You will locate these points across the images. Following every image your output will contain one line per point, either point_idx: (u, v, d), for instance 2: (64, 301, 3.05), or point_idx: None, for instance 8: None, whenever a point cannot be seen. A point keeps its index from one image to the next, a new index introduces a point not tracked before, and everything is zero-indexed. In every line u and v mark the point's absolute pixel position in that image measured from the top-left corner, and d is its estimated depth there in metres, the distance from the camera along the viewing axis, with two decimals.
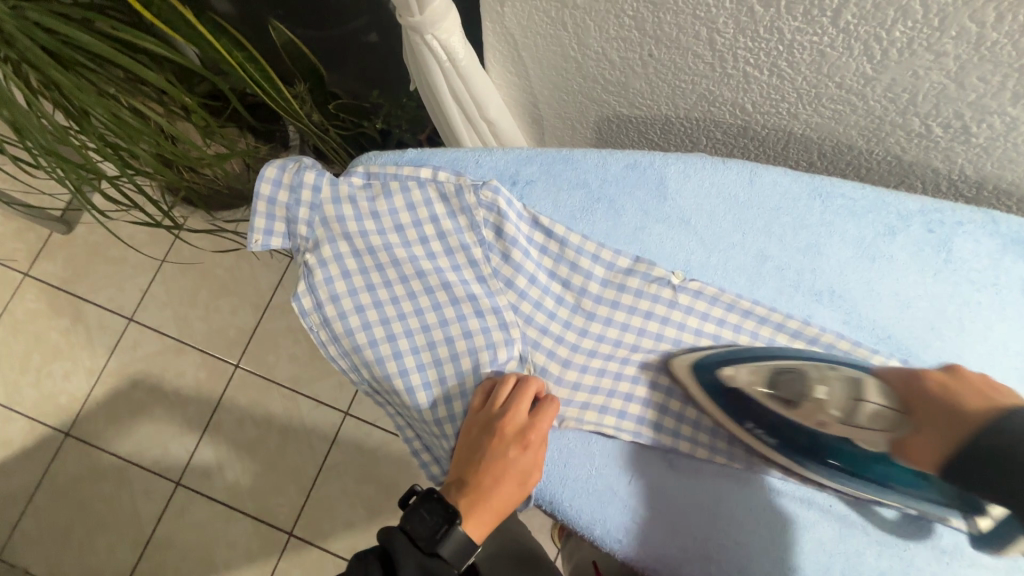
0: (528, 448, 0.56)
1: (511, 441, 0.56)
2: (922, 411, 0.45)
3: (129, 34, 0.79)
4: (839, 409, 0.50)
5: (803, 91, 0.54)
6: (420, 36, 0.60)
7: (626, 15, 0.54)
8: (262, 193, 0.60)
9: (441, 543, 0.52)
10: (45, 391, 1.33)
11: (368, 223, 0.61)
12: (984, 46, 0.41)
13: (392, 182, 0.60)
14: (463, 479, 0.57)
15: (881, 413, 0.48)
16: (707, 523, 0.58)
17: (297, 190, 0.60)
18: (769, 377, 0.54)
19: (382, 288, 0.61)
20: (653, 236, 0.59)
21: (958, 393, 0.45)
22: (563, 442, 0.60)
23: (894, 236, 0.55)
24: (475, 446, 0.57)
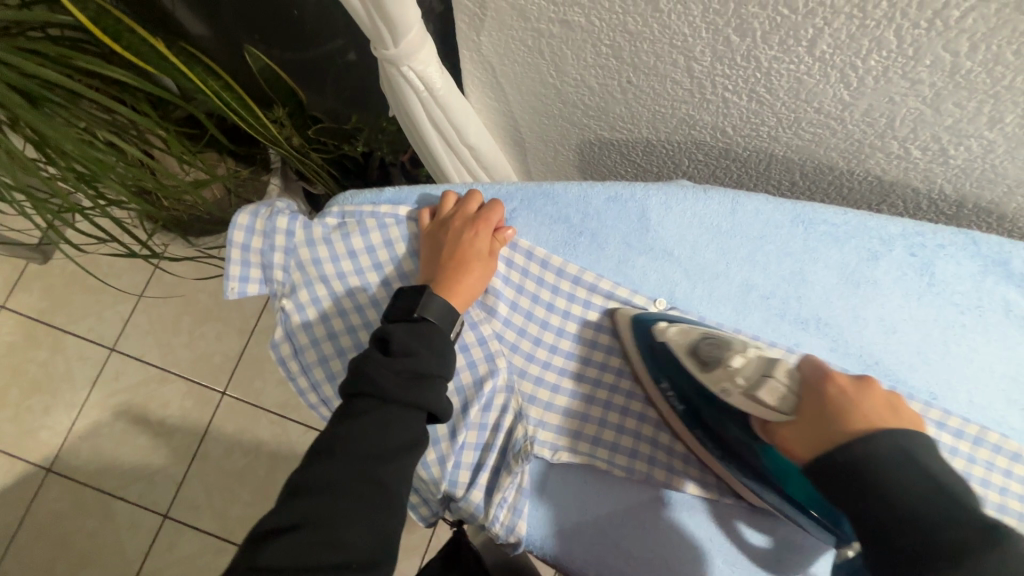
0: (479, 241, 0.56)
1: (463, 236, 0.56)
2: (815, 411, 0.45)
3: (99, 67, 0.78)
4: (746, 379, 0.51)
5: (782, 115, 0.54)
6: (396, 68, 0.59)
7: (604, 44, 0.54)
8: (235, 241, 0.59)
9: (425, 307, 0.54)
10: (24, 426, 1.29)
11: (344, 261, 0.59)
12: (958, 74, 0.41)
13: (368, 221, 0.59)
14: (431, 272, 0.57)
15: (783, 393, 0.48)
16: (700, 560, 0.59)
17: (271, 236, 0.59)
18: (693, 341, 0.55)
19: (364, 328, 0.60)
20: (637, 266, 0.58)
21: (854, 405, 0.44)
22: (555, 477, 0.61)
23: (878, 260, 0.54)
24: (436, 242, 0.57)
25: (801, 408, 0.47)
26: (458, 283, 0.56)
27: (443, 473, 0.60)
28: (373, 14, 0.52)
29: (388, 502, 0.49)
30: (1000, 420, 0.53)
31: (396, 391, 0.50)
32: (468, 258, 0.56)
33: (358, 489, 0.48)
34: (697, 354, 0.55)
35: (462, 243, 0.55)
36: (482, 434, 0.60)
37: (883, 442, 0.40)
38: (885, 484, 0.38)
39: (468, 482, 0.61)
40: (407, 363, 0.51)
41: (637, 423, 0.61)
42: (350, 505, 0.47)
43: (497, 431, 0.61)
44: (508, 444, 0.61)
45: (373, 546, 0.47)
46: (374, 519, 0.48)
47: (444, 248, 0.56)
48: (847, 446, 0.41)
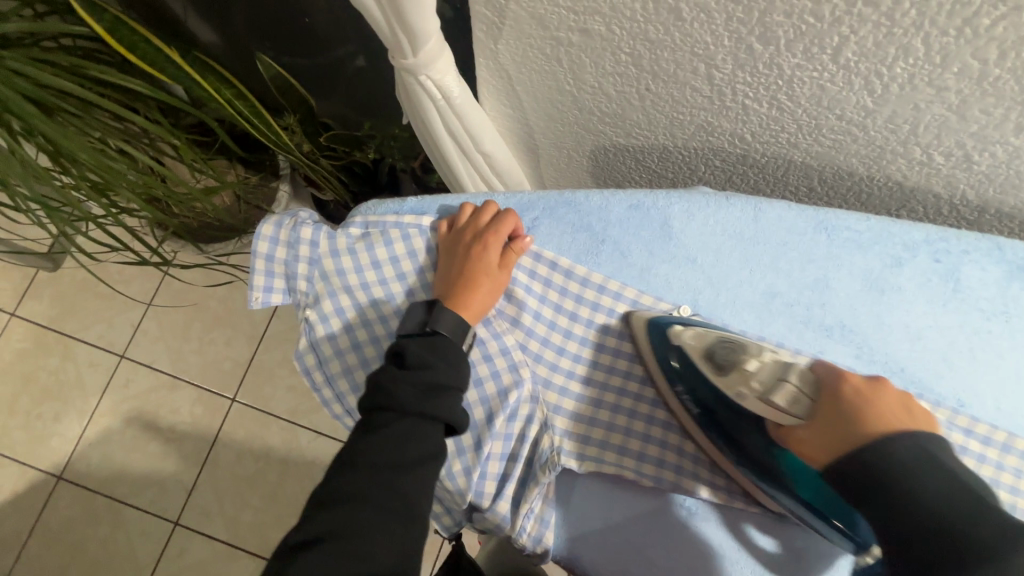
0: (491, 251, 0.56)
1: (476, 246, 0.56)
2: (831, 415, 0.43)
3: (114, 77, 0.78)
4: (760, 383, 0.49)
5: (802, 122, 0.53)
6: (414, 77, 0.60)
7: (623, 52, 0.54)
8: (260, 252, 0.59)
9: (437, 322, 0.54)
10: (35, 434, 1.30)
11: (367, 272, 0.59)
12: (986, 81, 0.41)
13: (392, 231, 0.59)
14: (442, 286, 0.57)
15: (796, 398, 0.46)
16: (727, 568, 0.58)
17: (295, 247, 0.59)
18: (710, 345, 0.54)
19: (386, 337, 0.60)
20: (659, 274, 0.58)
21: (869, 407, 0.41)
22: (580, 487, 0.61)
23: (902, 267, 0.54)
24: (448, 256, 0.58)
25: (815, 412, 0.44)
26: (471, 295, 0.56)
27: (468, 485, 0.59)
28: (393, 24, 0.52)
29: (412, 515, 0.48)
30: None
31: (411, 401, 0.51)
32: (480, 273, 0.56)
33: (381, 502, 0.47)
34: (712, 357, 0.53)
35: (474, 257, 0.56)
36: (506, 444, 0.60)
37: (901, 449, 0.37)
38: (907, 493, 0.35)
39: (493, 493, 0.60)
40: (423, 375, 0.52)
41: (660, 433, 0.59)
42: (374, 518, 0.46)
43: (522, 441, 0.60)
44: (534, 454, 0.60)
45: (398, 559, 0.46)
46: (398, 533, 0.47)
47: (456, 262, 0.57)
48: (863, 453, 0.38)
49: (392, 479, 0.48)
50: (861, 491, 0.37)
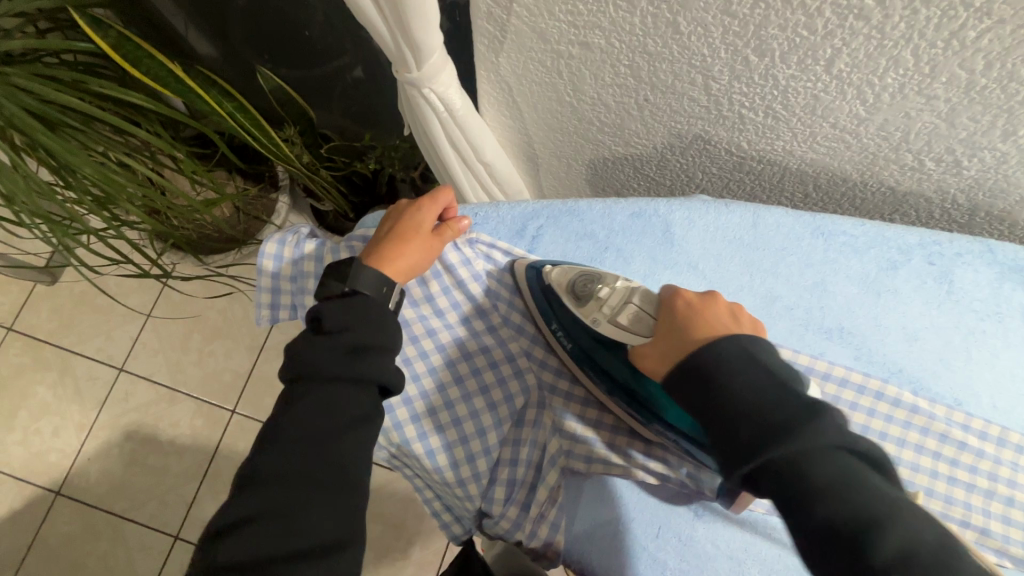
0: (421, 208, 0.56)
1: (408, 207, 0.56)
2: (670, 330, 0.48)
3: (115, 91, 0.79)
4: (612, 307, 0.52)
5: (797, 130, 0.55)
6: (416, 90, 0.61)
7: (622, 65, 0.55)
8: (265, 269, 0.59)
9: (357, 279, 0.51)
10: (33, 449, 1.29)
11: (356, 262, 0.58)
12: (973, 90, 0.43)
13: None
14: (369, 251, 0.54)
15: (638, 317, 0.51)
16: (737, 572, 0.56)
17: (299, 263, 0.59)
18: (570, 279, 0.54)
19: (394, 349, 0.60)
20: (662, 281, 0.58)
21: (700, 317, 0.47)
22: (587, 491, 0.60)
23: (897, 270, 0.55)
24: (380, 229, 0.56)
25: (658, 331, 0.49)
26: (400, 248, 0.54)
27: (479, 491, 0.60)
28: (398, 39, 0.54)
29: (347, 478, 0.46)
30: None
31: (332, 366, 0.47)
32: (410, 235, 0.55)
33: (315, 471, 0.45)
34: (571, 290, 0.54)
35: (405, 220, 0.55)
36: (516, 450, 0.60)
37: (727, 343, 0.43)
38: (733, 384, 0.40)
39: (502, 498, 0.60)
40: (343, 337, 0.48)
41: None
42: (309, 490, 0.45)
43: (532, 447, 0.60)
44: (542, 459, 0.60)
45: (337, 527, 0.44)
46: (336, 501, 0.45)
47: (385, 230, 0.56)
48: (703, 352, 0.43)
49: (323, 448, 0.46)
50: (696, 385, 0.42)
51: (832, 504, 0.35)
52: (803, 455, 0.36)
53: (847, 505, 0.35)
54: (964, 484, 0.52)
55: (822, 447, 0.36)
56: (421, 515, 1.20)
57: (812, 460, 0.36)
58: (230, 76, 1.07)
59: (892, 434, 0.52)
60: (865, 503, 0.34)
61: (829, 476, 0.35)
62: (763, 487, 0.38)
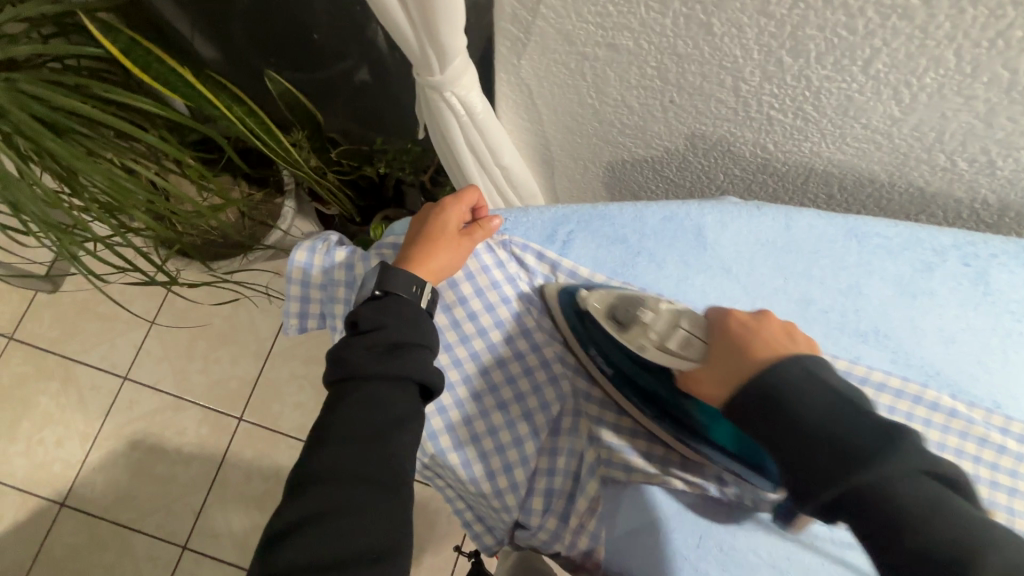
0: (447, 207, 0.56)
1: (433, 207, 0.56)
2: (725, 351, 0.49)
3: (125, 97, 0.77)
4: (658, 332, 0.52)
5: (827, 131, 0.54)
6: (439, 94, 0.60)
7: (649, 66, 0.54)
8: (294, 278, 0.57)
9: (387, 281, 0.51)
10: (36, 460, 1.27)
11: None
12: (1015, 90, 0.42)
13: None
14: (401, 254, 0.54)
15: (689, 342, 0.52)
16: None
17: (330, 272, 0.57)
18: (611, 306, 0.55)
19: None
20: (695, 285, 0.57)
21: (753, 337, 0.49)
22: (628, 500, 0.57)
23: (932, 272, 0.54)
24: (408, 231, 0.56)
25: (712, 353, 0.51)
26: (431, 250, 0.54)
27: (516, 502, 0.60)
28: (423, 43, 0.53)
29: (391, 480, 0.45)
30: None
31: (370, 365, 0.47)
32: (438, 236, 0.54)
33: (360, 470, 0.44)
34: (613, 316, 0.55)
35: (431, 220, 0.55)
36: (553, 459, 0.59)
37: (789, 366, 0.44)
38: (802, 409, 0.42)
39: (540, 508, 0.60)
40: (379, 336, 0.48)
41: None
42: (356, 491, 0.44)
43: (569, 456, 0.59)
44: (580, 468, 0.59)
45: (382, 533, 0.43)
46: (380, 504, 0.44)
47: (414, 233, 0.55)
48: (765, 375, 0.45)
49: (368, 449, 0.45)
50: (762, 412, 0.44)
51: (921, 531, 0.35)
52: (884, 479, 0.37)
53: (940, 532, 0.35)
54: (1006, 488, 0.51)
55: (903, 473, 0.37)
56: (433, 521, 1.19)
57: (893, 485, 0.37)
58: (237, 80, 1.05)
59: (930, 437, 0.51)
60: (957, 530, 0.35)
61: (915, 501, 0.36)
62: (845, 515, 0.39)
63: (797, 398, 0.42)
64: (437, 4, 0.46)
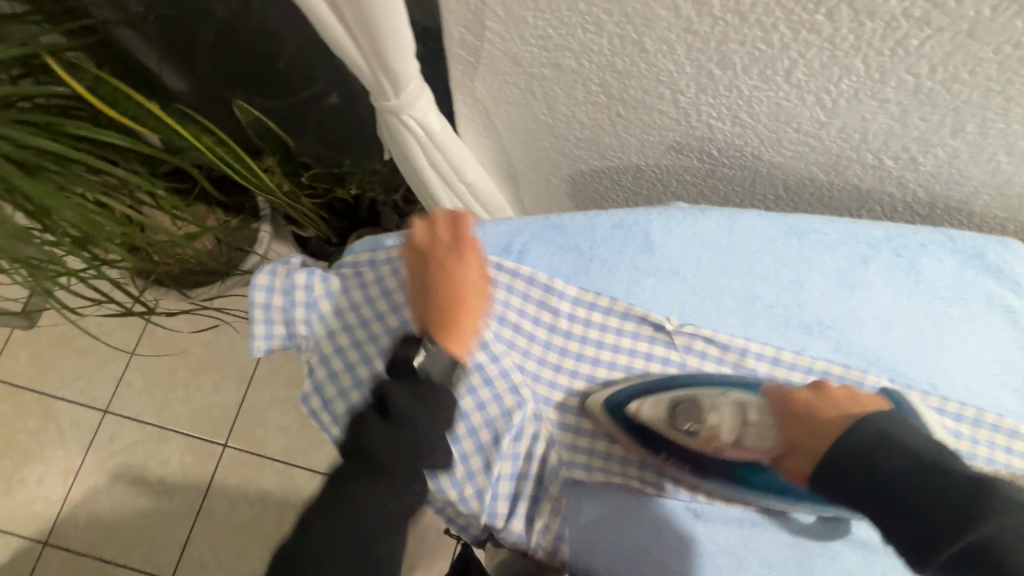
0: (467, 265, 0.54)
1: (449, 263, 0.53)
2: (795, 429, 0.50)
3: (93, 132, 0.79)
4: (729, 431, 0.54)
5: (764, 136, 0.58)
6: (397, 117, 0.62)
7: (594, 83, 0.57)
8: (257, 301, 0.57)
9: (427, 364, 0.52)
10: (16, 500, 1.25)
11: (359, 296, 0.57)
12: (921, 92, 0.46)
13: (382, 268, 0.56)
14: (415, 312, 0.55)
15: (765, 434, 0.52)
16: (736, 566, 0.58)
17: (292, 293, 0.57)
18: (668, 411, 0.56)
19: None
20: (647, 287, 0.58)
21: (819, 408, 0.49)
22: (591, 500, 0.60)
23: (868, 264, 0.57)
24: (422, 290, 0.54)
25: (790, 440, 0.50)
26: (461, 321, 0.54)
27: (482, 507, 0.60)
28: (376, 70, 0.55)
29: (394, 512, 0.50)
30: (997, 403, 0.56)
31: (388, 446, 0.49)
32: (466, 301, 0.54)
33: (370, 497, 0.49)
34: (671, 420, 0.56)
35: (455, 287, 0.53)
36: (516, 464, 0.60)
37: (859, 433, 0.45)
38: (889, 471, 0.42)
39: (506, 513, 0.61)
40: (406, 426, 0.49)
41: None
42: (365, 513, 0.49)
43: (531, 459, 0.60)
44: (543, 471, 0.61)
45: (383, 546, 0.49)
46: (383, 528, 0.49)
47: (434, 296, 0.53)
48: (841, 441, 0.46)
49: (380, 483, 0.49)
50: (845, 480, 0.44)
51: None
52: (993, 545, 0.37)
53: None
54: None
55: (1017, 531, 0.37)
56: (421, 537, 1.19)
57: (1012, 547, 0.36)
58: (208, 111, 1.07)
59: None
60: None
61: None
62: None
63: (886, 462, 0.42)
64: (382, 32, 0.49)
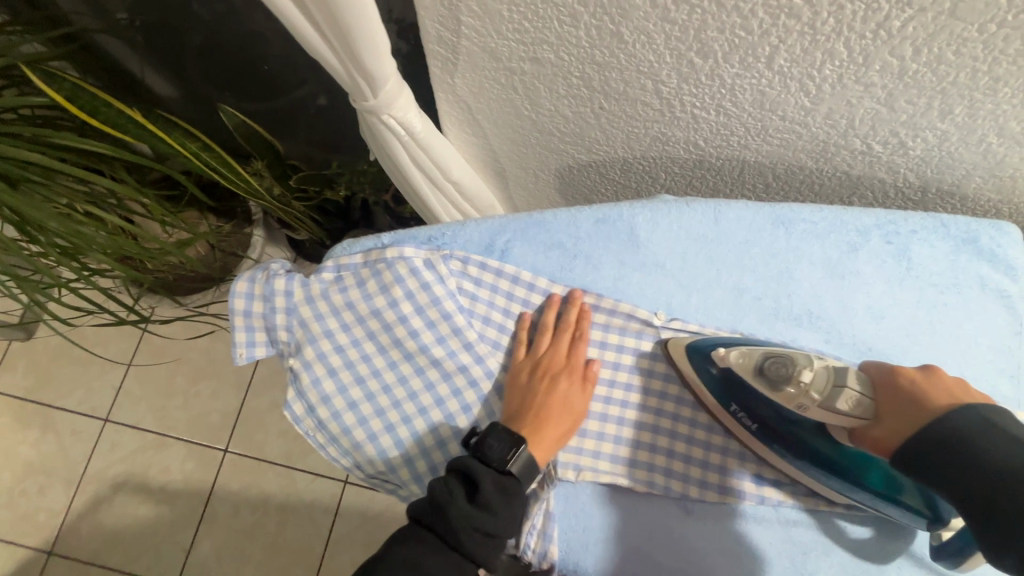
0: (575, 379, 0.55)
1: (561, 374, 0.55)
2: (894, 404, 0.44)
3: (75, 141, 0.78)
4: (820, 393, 0.46)
5: (749, 125, 0.56)
6: (377, 117, 0.62)
7: (574, 76, 0.57)
8: (237, 309, 0.57)
9: (512, 460, 0.50)
10: (20, 511, 1.26)
11: (339, 300, 0.56)
12: (906, 75, 0.45)
13: (363, 272, 0.56)
14: (508, 409, 0.55)
15: (859, 401, 0.45)
16: (732, 564, 0.54)
17: (271, 300, 0.56)
18: (758, 361, 0.50)
19: (382, 383, 0.56)
20: (633, 282, 0.57)
21: (929, 392, 0.43)
22: (581, 497, 0.56)
23: (858, 252, 0.56)
24: (523, 390, 0.55)
25: (880, 408, 0.45)
26: (547, 430, 0.54)
27: None
28: (351, 70, 0.54)
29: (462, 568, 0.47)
30: (992, 389, 0.55)
31: (465, 524, 0.47)
32: (559, 414, 0.54)
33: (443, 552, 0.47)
34: (760, 372, 0.49)
35: (557, 394, 0.54)
36: None
37: (966, 418, 0.39)
38: (989, 459, 0.36)
39: None
40: (484, 516, 0.47)
41: (670, 422, 0.57)
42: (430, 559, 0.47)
43: None
44: None
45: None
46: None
47: (533, 399, 0.54)
48: (937, 425, 0.40)
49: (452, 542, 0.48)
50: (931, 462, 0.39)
51: None
52: None
53: None
54: None
55: None
56: None
57: None
58: (195, 116, 1.07)
59: None
60: None
61: None
62: None
63: (986, 448, 0.37)
64: (355, 32, 0.48)
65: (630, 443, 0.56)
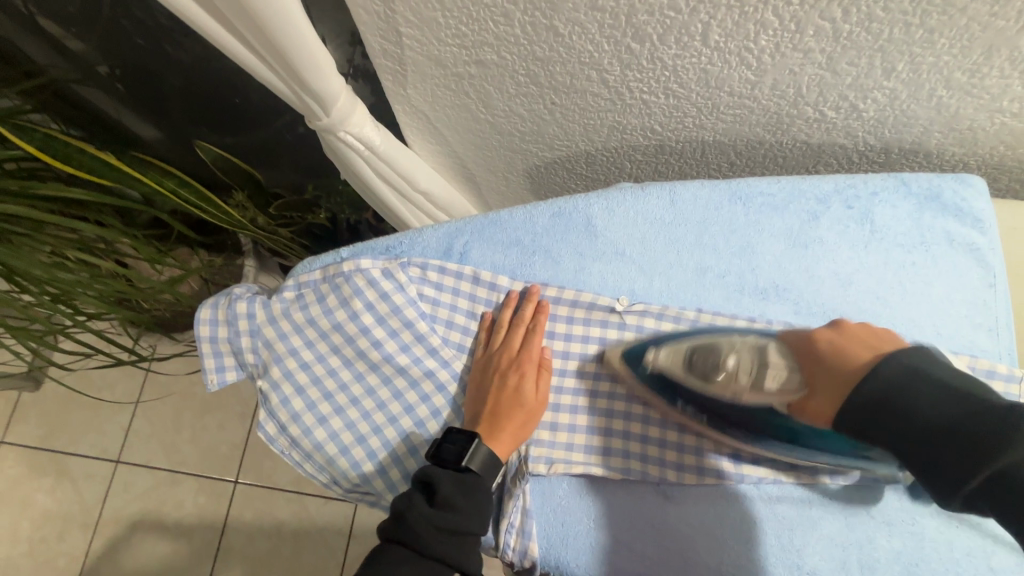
0: (527, 371, 0.55)
1: (512, 369, 0.55)
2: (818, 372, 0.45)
3: (53, 190, 0.80)
4: (746, 375, 0.49)
5: (700, 104, 0.56)
6: (334, 135, 0.62)
7: (521, 74, 0.57)
8: (203, 335, 0.58)
9: (470, 457, 0.50)
10: (39, 558, 1.27)
11: (301, 317, 0.57)
12: (842, 37, 0.44)
13: (322, 288, 0.57)
14: (470, 412, 0.55)
15: (787, 377, 0.47)
16: (716, 547, 0.53)
17: (234, 324, 0.57)
18: (684, 359, 0.52)
19: (349, 396, 0.56)
20: (593, 272, 0.57)
21: (844, 357, 0.44)
22: (555, 491, 0.55)
23: (819, 219, 0.55)
24: (481, 391, 0.55)
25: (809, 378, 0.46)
26: (505, 425, 0.53)
27: None
28: (299, 93, 0.56)
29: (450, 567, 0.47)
30: (972, 345, 0.54)
31: (429, 528, 0.46)
32: (517, 408, 0.54)
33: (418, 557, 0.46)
34: (690, 368, 0.51)
35: (510, 390, 0.54)
36: None
37: (891, 374, 0.39)
38: (916, 417, 0.37)
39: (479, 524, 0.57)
40: (451, 517, 0.47)
41: (643, 409, 0.56)
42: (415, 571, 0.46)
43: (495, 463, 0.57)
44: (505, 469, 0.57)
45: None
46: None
47: (490, 398, 0.54)
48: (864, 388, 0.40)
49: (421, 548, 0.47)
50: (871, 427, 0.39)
51: None
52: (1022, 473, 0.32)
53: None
54: None
55: None
56: None
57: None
58: (176, 155, 1.09)
59: None
60: None
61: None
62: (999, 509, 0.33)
63: (915, 407, 0.37)
64: (292, 54, 0.49)
65: (604, 432, 0.56)
